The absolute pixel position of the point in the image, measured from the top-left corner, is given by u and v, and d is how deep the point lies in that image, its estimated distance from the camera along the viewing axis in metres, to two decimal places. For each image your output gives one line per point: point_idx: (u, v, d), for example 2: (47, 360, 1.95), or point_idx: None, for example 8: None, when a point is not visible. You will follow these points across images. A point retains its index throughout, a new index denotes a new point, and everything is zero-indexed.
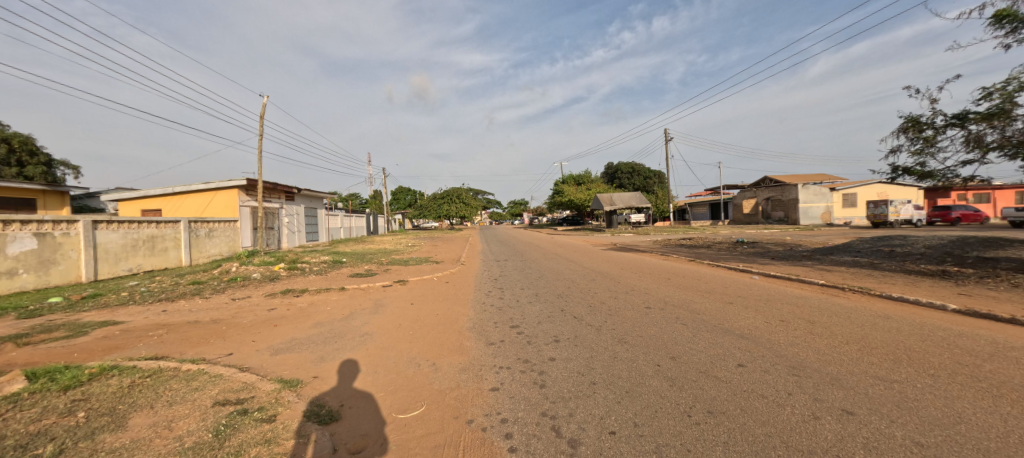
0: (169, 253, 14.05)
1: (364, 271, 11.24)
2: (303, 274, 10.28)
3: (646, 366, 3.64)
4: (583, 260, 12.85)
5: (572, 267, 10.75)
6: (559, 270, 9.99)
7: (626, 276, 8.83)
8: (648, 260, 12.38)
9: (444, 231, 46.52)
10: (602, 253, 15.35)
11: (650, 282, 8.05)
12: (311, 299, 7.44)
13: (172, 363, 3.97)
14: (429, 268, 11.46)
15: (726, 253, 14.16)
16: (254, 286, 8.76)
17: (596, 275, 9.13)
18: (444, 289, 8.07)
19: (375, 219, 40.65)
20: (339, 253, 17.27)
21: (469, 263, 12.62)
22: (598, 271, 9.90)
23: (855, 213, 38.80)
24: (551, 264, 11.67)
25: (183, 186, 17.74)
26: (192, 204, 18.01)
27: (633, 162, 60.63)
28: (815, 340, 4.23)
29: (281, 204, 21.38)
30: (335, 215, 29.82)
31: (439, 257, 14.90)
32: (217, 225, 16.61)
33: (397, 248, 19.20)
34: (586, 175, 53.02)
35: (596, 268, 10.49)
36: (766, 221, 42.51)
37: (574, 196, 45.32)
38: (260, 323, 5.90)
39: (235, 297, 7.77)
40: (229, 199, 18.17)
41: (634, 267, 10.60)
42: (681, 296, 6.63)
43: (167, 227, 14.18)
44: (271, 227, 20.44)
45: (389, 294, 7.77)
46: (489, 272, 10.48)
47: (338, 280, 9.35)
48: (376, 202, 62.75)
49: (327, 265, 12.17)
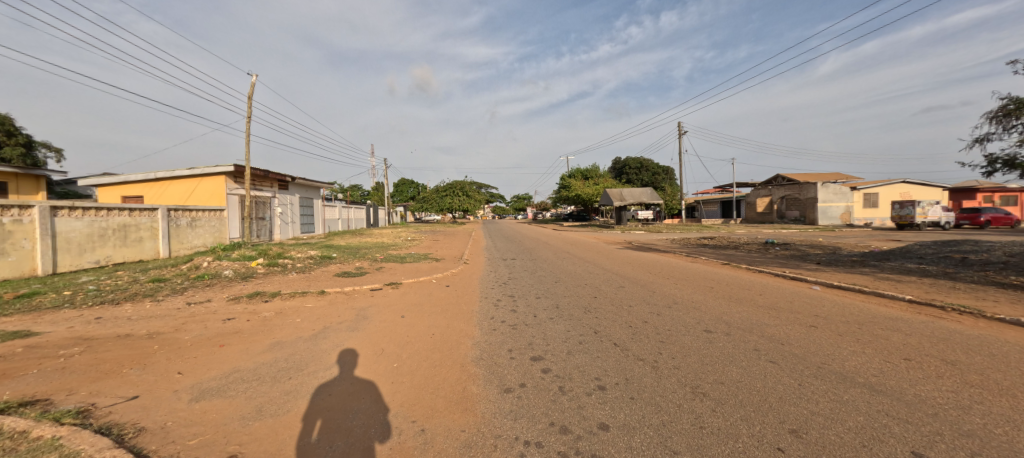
0: (144, 244, 12.77)
1: (354, 269, 9.90)
2: (283, 272, 8.94)
3: (763, 452, 2.26)
4: (601, 260, 11.44)
5: (591, 270, 9.34)
6: (577, 274, 8.58)
7: (660, 284, 7.42)
8: (674, 262, 10.95)
9: (446, 225, 45.10)
10: (619, 252, 13.90)
11: (693, 293, 6.62)
12: (282, 306, 6.12)
13: (26, 421, 2.60)
14: (428, 268, 10.10)
15: (759, 255, 12.71)
16: (222, 286, 7.44)
17: (623, 281, 7.72)
18: (444, 295, 6.71)
19: (375, 211, 39.40)
20: (332, 247, 15.97)
21: (473, 262, 11.29)
22: (624, 275, 8.47)
23: (877, 214, 37.05)
24: (566, 265, 10.27)
25: (165, 172, 16.42)
26: (176, 191, 16.70)
27: (642, 157, 58.88)
28: (994, 403, 2.84)
29: (273, 193, 20.09)
30: (333, 207, 28.53)
31: (439, 254, 13.56)
32: (201, 214, 15.33)
33: (395, 242, 17.87)
34: (593, 170, 51.26)
35: (620, 271, 9.07)
36: (781, 221, 40.85)
37: (582, 190, 43.74)
38: (205, 342, 4.55)
39: (193, 300, 6.45)
40: (215, 186, 16.85)
41: (663, 271, 9.15)
42: (743, 315, 5.23)
43: (142, 215, 12.89)
44: (262, 218, 19.17)
45: (377, 301, 6.42)
46: (496, 274, 9.09)
47: (320, 281, 8.00)
48: (378, 194, 61.48)
49: (314, 262, 10.82)
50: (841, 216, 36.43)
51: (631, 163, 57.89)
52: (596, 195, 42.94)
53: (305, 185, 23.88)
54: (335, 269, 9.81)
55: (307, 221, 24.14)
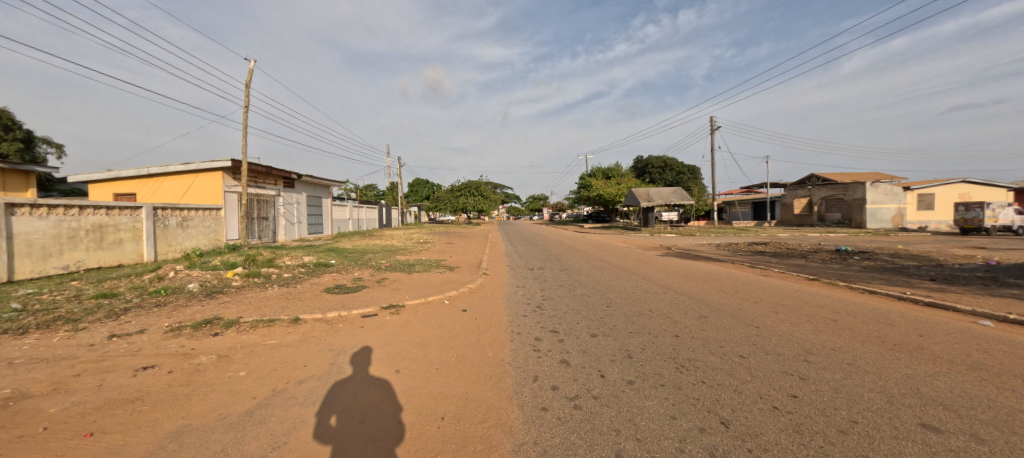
0: (125, 247, 11.41)
1: (350, 281, 8.11)
2: (261, 287, 7.20)
3: None
4: (651, 271, 9.28)
5: (648, 288, 7.24)
6: (635, 296, 6.52)
7: (761, 315, 5.30)
8: (744, 276, 8.80)
9: (461, 226, 43.38)
10: (666, 260, 11.74)
11: (825, 335, 4.49)
12: (233, 343, 4.33)
13: None
14: (440, 279, 8.16)
15: (841, 266, 10.41)
16: (175, 308, 5.75)
17: (704, 308, 5.65)
18: (461, 329, 4.79)
19: (388, 211, 38.13)
20: (334, 251, 14.30)
21: (494, 272, 9.41)
22: (698, 298, 6.36)
23: (934, 217, 33.45)
24: (611, 279, 8.18)
25: (159, 167, 15.09)
26: (170, 188, 15.39)
27: (665, 156, 56.12)
28: None
29: (276, 192, 18.73)
30: (343, 206, 27.19)
31: (453, 260, 11.75)
32: (193, 213, 13.99)
33: (405, 245, 16.12)
34: (615, 168, 48.78)
35: (688, 291, 6.95)
36: (822, 224, 37.62)
37: (603, 189, 41.41)
38: (72, 422, 2.79)
39: (122, 330, 4.76)
40: (211, 183, 15.44)
41: (745, 291, 6.98)
42: (950, 388, 3.17)
43: (123, 214, 11.52)
44: (264, 217, 17.79)
45: (367, 339, 4.55)
46: (527, 291, 7.11)
47: (300, 300, 6.20)
48: (392, 194, 60.56)
49: (305, 270, 9.07)
50: (892, 219, 33.03)
51: (654, 163, 55.27)
52: (618, 195, 40.60)
53: (313, 183, 22.44)
54: (327, 281, 8.02)
55: (314, 221, 22.73)
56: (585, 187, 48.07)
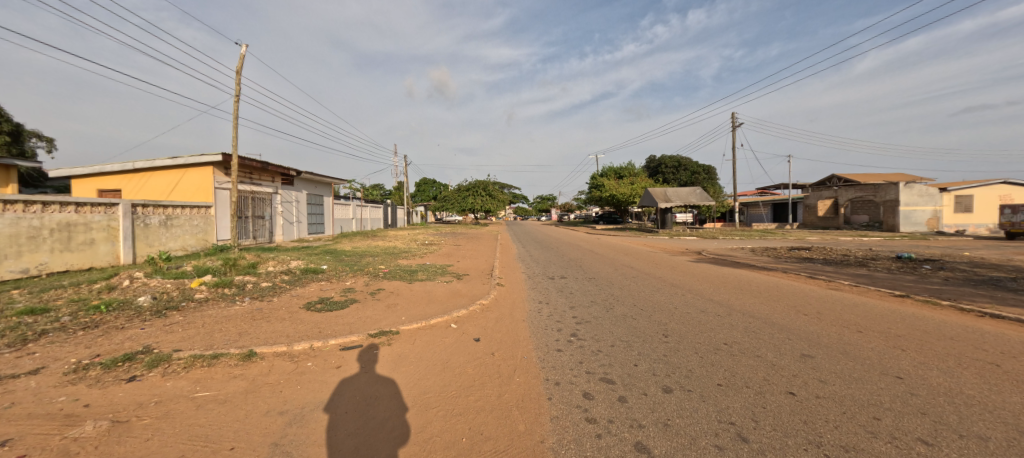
0: (97, 248, 10.26)
1: (338, 293, 6.72)
2: (227, 302, 5.85)
3: None
4: (697, 283, 7.76)
5: (706, 307, 5.77)
6: (694, 320, 5.06)
7: (888, 356, 3.82)
8: (812, 290, 7.26)
9: (467, 226, 42.04)
10: (705, 268, 10.18)
11: (1016, 396, 3.00)
12: (146, 399, 3.00)
13: None
14: (445, 291, 6.75)
15: (918, 278, 8.77)
16: (106, 332, 4.48)
17: (800, 342, 4.18)
18: (474, 375, 3.39)
19: (394, 211, 37.06)
20: (331, 253, 13.08)
21: (509, 282, 8.00)
22: (781, 325, 4.87)
23: (975, 219, 30.84)
24: (654, 294, 6.70)
25: (145, 161, 13.98)
26: (157, 184, 14.29)
27: (679, 155, 54.26)
28: None
29: (273, 189, 17.58)
30: (346, 205, 26.08)
31: (461, 266, 10.39)
32: (178, 211, 12.88)
33: (408, 247, 14.74)
34: (627, 168, 47.09)
35: (759, 312, 5.46)
36: (848, 227, 35.58)
37: (616, 189, 39.82)
38: None
39: (11, 370, 3.47)
40: (199, 179, 14.27)
41: (832, 314, 5.47)
42: None
43: (96, 211, 10.39)
44: (260, 216, 16.64)
45: (340, 390, 3.16)
46: (553, 309, 5.68)
47: (267, 322, 4.84)
48: (398, 194, 59.58)
49: (290, 278, 7.65)
50: (927, 222, 30.86)
51: (668, 163, 53.49)
52: (631, 195, 39.01)
53: (313, 180, 21.25)
54: (310, 294, 6.64)
55: (315, 221, 21.56)
56: (597, 187, 46.46)
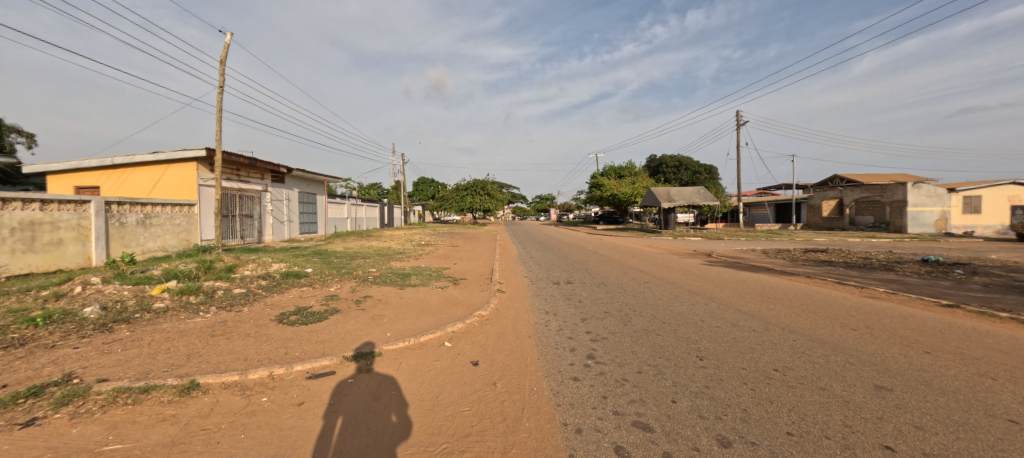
0: (65, 249, 9.48)
1: (318, 302, 5.95)
2: (188, 313, 5.07)
3: None
4: (718, 291, 7.03)
5: (737, 320, 5.03)
6: (728, 337, 4.34)
7: (981, 388, 3.10)
8: (847, 299, 6.54)
9: (465, 226, 41.26)
10: (721, 272, 9.44)
11: None
12: (34, 455, 2.22)
13: None
14: (439, 299, 6.00)
15: (955, 285, 8.06)
16: (27, 354, 3.70)
17: (866, 369, 3.45)
18: (472, 419, 2.64)
19: (390, 210, 36.30)
20: (320, 254, 12.33)
21: (510, 287, 7.26)
22: (832, 343, 4.14)
23: (982, 221, 30.25)
24: (674, 304, 5.96)
25: (124, 157, 13.16)
26: (136, 181, 13.45)
27: (681, 155, 53.61)
28: None
29: (262, 186, 16.78)
30: (340, 204, 25.29)
31: (458, 269, 9.63)
32: (158, 209, 12.07)
33: (402, 248, 13.97)
34: (628, 167, 46.37)
35: (800, 327, 4.73)
36: (853, 228, 34.99)
37: (617, 188, 39.05)
38: None
39: None
40: (181, 176, 13.45)
41: (885, 329, 4.74)
42: None
43: (63, 209, 9.59)
44: (248, 215, 15.85)
45: (298, 439, 2.41)
46: (562, 323, 4.94)
47: (226, 340, 4.07)
48: (394, 193, 58.80)
49: (268, 284, 6.86)
50: (935, 223, 30.37)
51: (669, 162, 52.82)
52: (632, 195, 38.29)
53: (306, 178, 20.46)
54: (287, 302, 5.87)
55: (307, 220, 20.78)
56: (598, 186, 45.76)
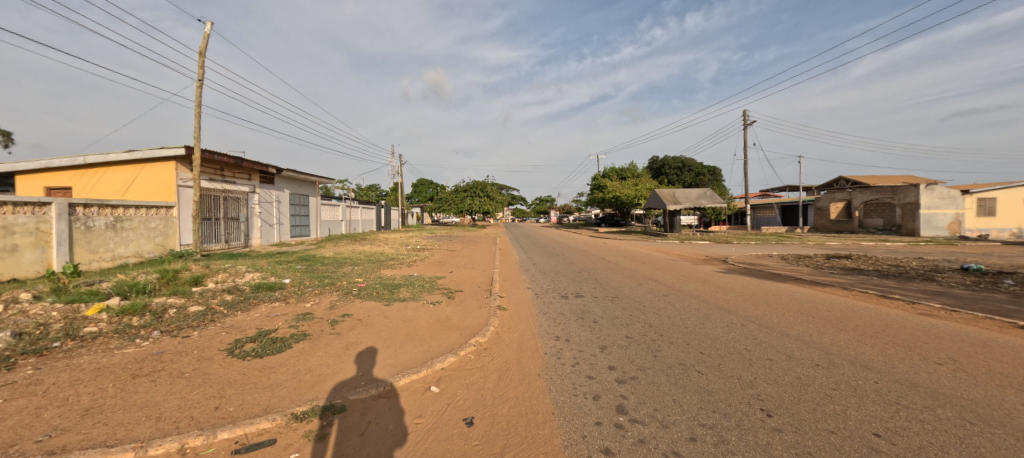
0: (21, 257, 8.40)
1: (286, 323, 5.03)
2: (120, 342, 4.15)
3: None
4: (752, 308, 6.09)
5: (790, 350, 4.08)
6: (790, 378, 3.41)
7: None
8: (903, 317, 5.64)
9: (465, 228, 40.37)
10: (747, 283, 8.50)
11: None
12: None
13: None
14: (429, 321, 5.06)
15: (1014, 298, 7.15)
16: None
17: (1000, 434, 2.53)
18: None
19: (387, 213, 35.48)
20: (307, 260, 11.47)
21: (512, 302, 6.37)
22: (926, 388, 3.22)
23: (995, 223, 29.37)
24: (706, 326, 5.02)
25: (97, 156, 12.19)
26: (111, 181, 12.56)
27: (684, 156, 52.85)
28: None
29: (249, 188, 15.91)
30: (334, 206, 24.41)
31: (454, 278, 8.75)
32: (130, 211, 11.15)
33: (396, 254, 13.09)
34: (630, 168, 45.56)
35: (872, 361, 3.81)
36: (863, 231, 34.20)
37: (619, 190, 38.19)
38: None
39: None
40: (159, 176, 12.56)
41: (979, 364, 3.81)
42: None
43: (19, 212, 8.52)
44: (233, 218, 14.97)
45: None
46: (576, 353, 4.01)
47: (148, 385, 3.14)
48: (392, 195, 57.97)
49: (233, 299, 5.92)
50: (948, 226, 29.50)
51: (672, 164, 52.04)
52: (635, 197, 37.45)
53: (297, 179, 19.54)
54: (247, 324, 4.93)
55: (298, 223, 19.87)
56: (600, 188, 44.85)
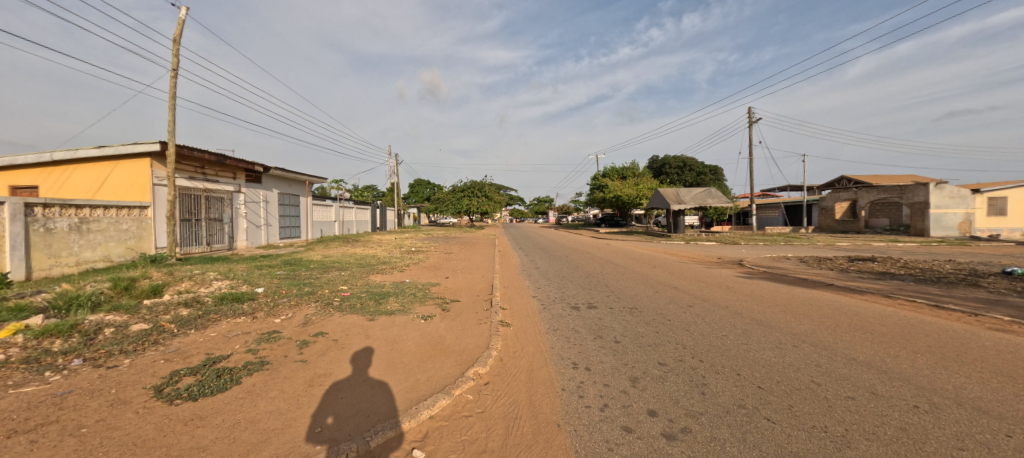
0: None
1: (244, 346, 4.14)
2: (23, 377, 3.24)
3: None
4: (796, 323, 5.24)
5: (872, 385, 3.22)
6: (894, 431, 2.55)
7: None
8: (977, 334, 4.80)
9: (463, 229, 39.54)
10: (776, 290, 7.65)
11: None
12: None
13: None
14: (418, 343, 4.19)
15: None
16: None
17: None
18: None
19: (383, 213, 34.61)
20: (291, 265, 10.58)
21: (517, 315, 5.52)
22: None
23: (1005, 223, 28.77)
24: (751, 349, 4.18)
25: (64, 152, 11.16)
26: (81, 180, 11.58)
27: (685, 156, 52.12)
28: None
29: (234, 187, 14.99)
30: (327, 206, 23.50)
31: (450, 285, 7.88)
32: (99, 212, 10.17)
33: (388, 257, 12.21)
34: (631, 167, 44.75)
35: (984, 402, 2.97)
36: (870, 231, 33.55)
37: (620, 189, 37.33)
38: None
39: None
40: (132, 174, 11.61)
41: None
42: None
43: None
44: (215, 219, 14.03)
45: None
46: (602, 390, 3.15)
47: (19, 453, 2.24)
48: (389, 195, 57.00)
49: (188, 315, 5.01)
50: (958, 226, 28.88)
51: (672, 163, 51.34)
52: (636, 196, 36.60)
53: (286, 178, 18.62)
54: (195, 349, 4.04)
55: (287, 224, 18.95)
56: (601, 188, 43.98)
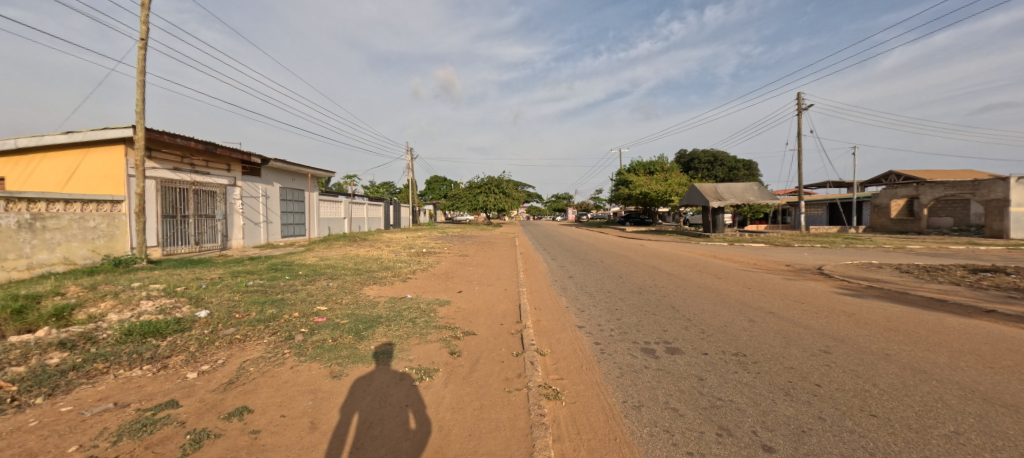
0: None
1: (83, 448, 2.26)
2: None
3: None
4: None
5: None
6: None
7: None
8: None
9: (479, 227, 37.77)
10: (924, 323, 5.36)
11: None
12: None
13: None
14: (399, 451, 2.23)
15: None
16: None
17: None
18: None
19: (397, 211, 33.18)
20: (277, 270, 8.85)
21: (565, 370, 3.51)
22: None
23: None
24: None
25: (29, 138, 9.74)
26: (50, 170, 10.23)
27: (715, 149, 48.75)
28: None
29: (228, 180, 13.51)
30: (335, 203, 22.02)
31: (464, 305, 5.93)
32: (58, 207, 8.63)
33: (393, 261, 10.36)
34: (658, 162, 41.88)
35: None
36: (933, 232, 29.86)
37: (648, 185, 34.67)
38: None
39: None
40: (105, 164, 10.17)
41: None
42: None
43: None
44: (204, 215, 12.52)
45: None
46: None
47: None
48: (404, 192, 55.87)
49: (53, 367, 3.18)
50: None
51: (702, 157, 48.18)
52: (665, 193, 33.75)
53: (288, 171, 17.11)
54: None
55: (290, 221, 17.46)
56: (626, 183, 41.17)
